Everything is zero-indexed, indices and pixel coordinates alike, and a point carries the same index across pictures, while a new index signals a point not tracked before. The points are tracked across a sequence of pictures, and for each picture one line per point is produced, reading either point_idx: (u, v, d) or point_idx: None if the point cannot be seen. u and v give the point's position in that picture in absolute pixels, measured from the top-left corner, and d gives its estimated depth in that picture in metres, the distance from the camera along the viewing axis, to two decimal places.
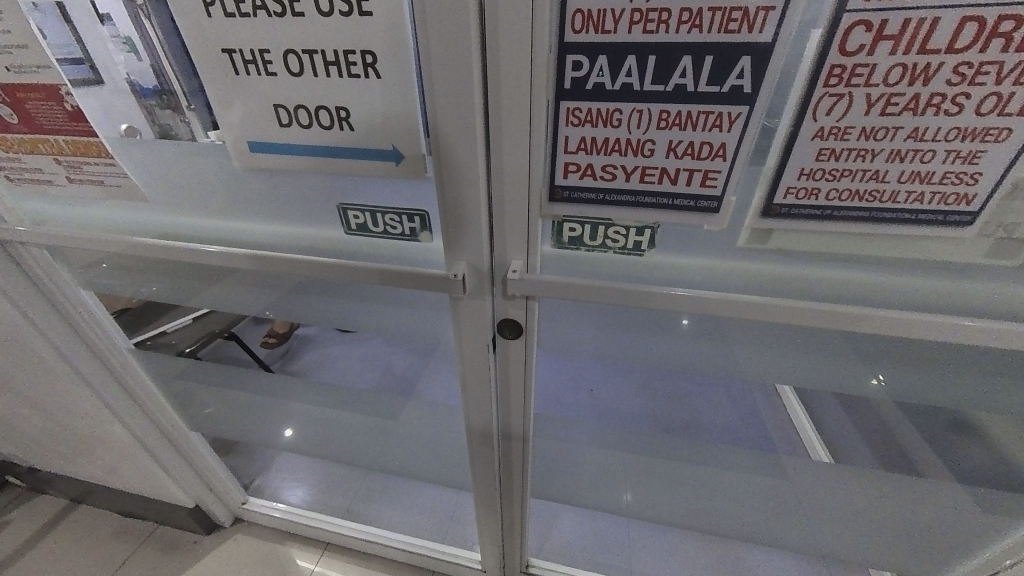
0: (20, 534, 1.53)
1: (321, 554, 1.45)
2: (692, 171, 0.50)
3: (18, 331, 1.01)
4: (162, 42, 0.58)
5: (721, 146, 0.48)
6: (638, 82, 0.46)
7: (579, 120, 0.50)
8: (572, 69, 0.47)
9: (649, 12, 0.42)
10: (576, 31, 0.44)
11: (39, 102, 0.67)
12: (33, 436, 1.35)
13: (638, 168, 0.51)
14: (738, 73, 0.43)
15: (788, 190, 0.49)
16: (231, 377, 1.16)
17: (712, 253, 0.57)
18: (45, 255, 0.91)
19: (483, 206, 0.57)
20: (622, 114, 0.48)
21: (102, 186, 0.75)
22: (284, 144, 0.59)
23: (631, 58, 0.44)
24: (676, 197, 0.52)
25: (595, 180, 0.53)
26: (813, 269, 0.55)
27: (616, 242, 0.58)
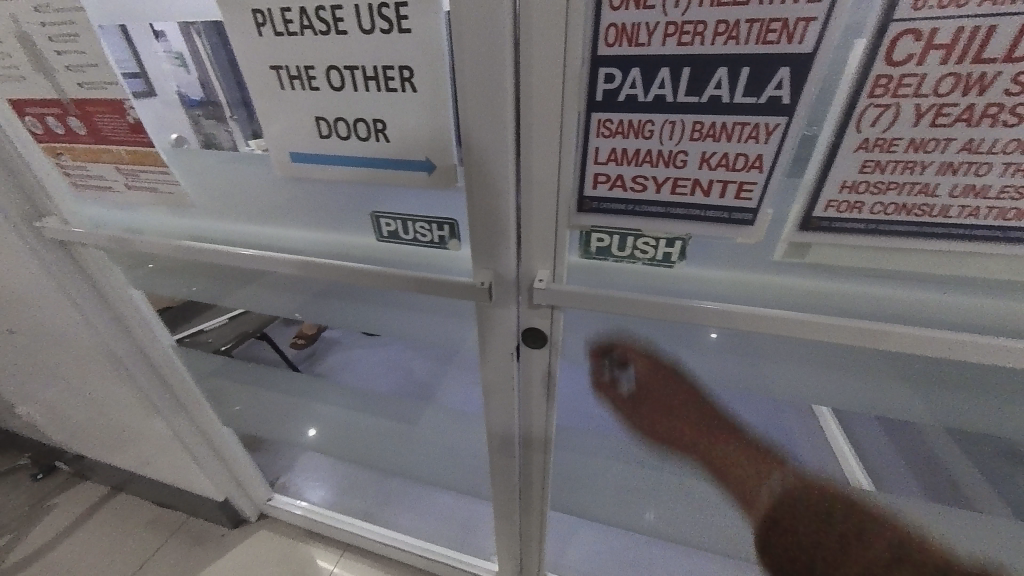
0: (64, 517, 1.63)
1: (338, 556, 1.48)
2: (726, 183, 0.49)
3: (74, 326, 1.08)
4: (210, 56, 0.62)
5: (757, 157, 0.47)
6: (671, 93, 0.46)
7: (610, 131, 0.50)
8: (605, 81, 0.47)
9: (684, 25, 0.42)
10: (609, 44, 0.45)
11: (105, 115, 0.72)
12: (80, 425, 1.44)
13: (670, 179, 0.51)
14: (776, 84, 0.42)
15: (828, 204, 0.47)
16: (263, 376, 1.21)
17: (743, 266, 0.55)
18: (100, 255, 0.97)
19: (511, 215, 0.58)
20: (654, 125, 0.48)
21: (156, 192, 0.80)
22: (322, 154, 0.62)
23: (665, 70, 0.44)
24: (708, 209, 0.51)
25: (625, 191, 0.53)
26: (854, 285, 0.52)
27: (644, 253, 0.58)
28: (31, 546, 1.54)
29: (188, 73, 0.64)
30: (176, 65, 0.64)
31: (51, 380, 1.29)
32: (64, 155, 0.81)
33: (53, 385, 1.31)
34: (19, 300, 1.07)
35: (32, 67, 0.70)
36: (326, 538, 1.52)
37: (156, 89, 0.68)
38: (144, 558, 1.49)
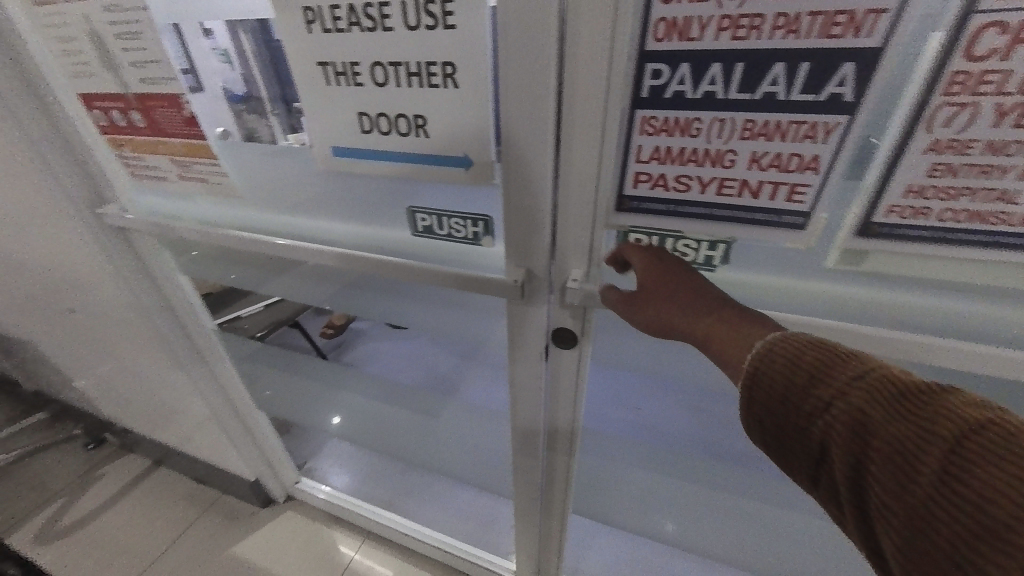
0: (111, 486, 1.74)
1: (361, 542, 1.52)
2: (777, 185, 0.47)
3: (126, 307, 1.15)
4: (254, 53, 0.65)
5: (813, 158, 0.44)
6: (722, 90, 0.44)
7: (655, 128, 0.48)
8: (652, 77, 0.46)
9: (740, 18, 0.40)
10: (658, 39, 0.43)
11: (163, 109, 0.76)
12: (128, 401, 1.53)
13: (716, 180, 0.49)
14: (838, 81, 0.40)
15: (891, 209, 0.44)
16: (296, 363, 1.25)
17: (789, 272, 0.54)
18: (153, 241, 1.03)
19: (547, 212, 0.58)
20: (702, 123, 0.46)
21: (205, 183, 0.83)
22: (364, 149, 0.63)
23: (717, 66, 0.43)
24: (756, 211, 0.49)
25: (667, 191, 0.52)
26: (911, 296, 0.50)
27: (684, 255, 0.57)
28: (82, 511, 1.65)
29: (232, 69, 0.67)
30: (222, 61, 0.68)
31: (104, 358, 1.38)
32: (126, 146, 0.86)
33: (106, 362, 1.40)
34: (79, 281, 1.14)
35: (101, 64, 0.74)
36: (350, 523, 1.57)
37: (204, 84, 0.71)
38: (180, 530, 1.57)
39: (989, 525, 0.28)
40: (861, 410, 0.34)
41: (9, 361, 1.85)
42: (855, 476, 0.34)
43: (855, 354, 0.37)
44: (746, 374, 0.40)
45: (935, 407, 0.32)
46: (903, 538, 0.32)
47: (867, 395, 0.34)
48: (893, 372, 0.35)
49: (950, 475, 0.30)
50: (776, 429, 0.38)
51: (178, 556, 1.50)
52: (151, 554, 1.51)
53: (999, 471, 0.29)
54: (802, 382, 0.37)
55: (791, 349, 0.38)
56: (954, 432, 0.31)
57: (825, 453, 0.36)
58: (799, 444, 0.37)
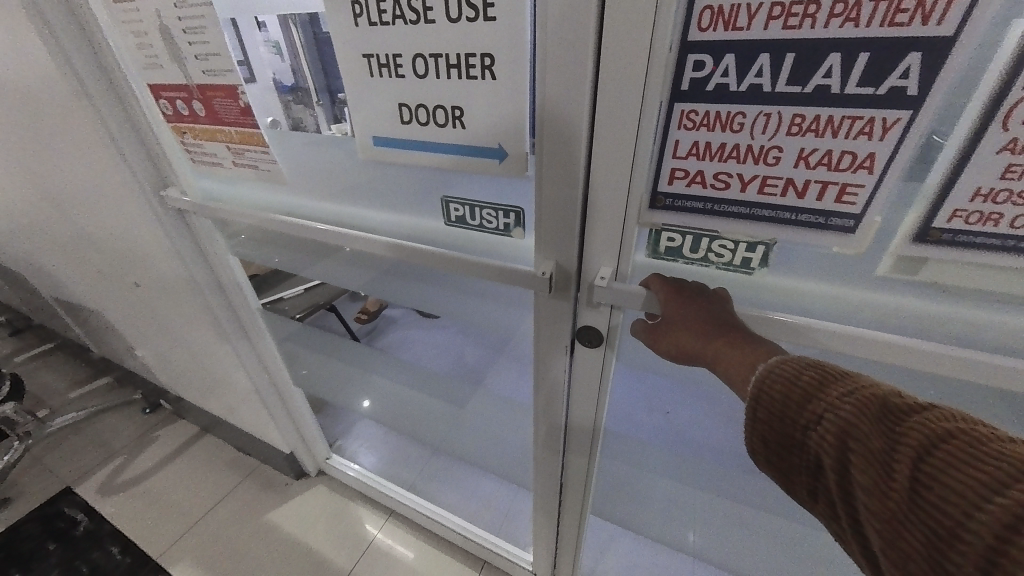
0: (163, 448, 1.89)
1: (384, 520, 1.59)
2: (826, 184, 0.45)
3: (182, 284, 1.24)
4: (304, 47, 0.69)
5: (868, 157, 0.42)
6: (769, 83, 0.42)
7: (694, 123, 0.47)
8: (693, 69, 0.45)
9: (792, 6, 0.38)
10: (702, 28, 0.42)
11: (222, 99, 0.81)
12: (181, 371, 1.66)
13: (758, 178, 0.47)
14: (902, 72, 0.38)
15: (955, 214, 0.42)
16: (332, 345, 1.31)
17: (834, 279, 0.51)
18: (208, 224, 1.11)
19: (579, 206, 0.58)
20: (746, 118, 0.45)
21: (256, 170, 0.88)
22: (403, 140, 0.65)
23: (764, 57, 0.41)
24: (800, 212, 0.47)
25: (704, 188, 0.50)
26: (969, 309, 0.47)
27: (719, 257, 0.55)
28: (139, 468, 1.81)
29: (282, 60, 0.72)
30: (272, 52, 0.72)
31: (162, 330, 1.49)
32: (188, 134, 0.92)
33: (162, 333, 1.52)
34: (142, 258, 1.24)
35: (169, 56, 0.79)
36: (375, 501, 1.64)
37: (255, 75, 0.76)
38: (222, 494, 1.70)
39: (946, 523, 0.33)
40: (848, 424, 0.39)
41: (81, 329, 2.04)
42: (845, 484, 0.39)
43: (851, 377, 0.43)
44: (749, 395, 0.46)
45: (911, 422, 0.37)
46: (886, 541, 0.36)
47: (853, 408, 0.40)
48: (882, 393, 0.40)
49: (918, 479, 0.35)
50: (776, 442, 0.44)
51: (219, 517, 1.62)
52: (196, 513, 1.63)
53: (961, 478, 0.33)
54: (799, 399, 0.43)
55: (792, 372, 0.44)
56: (926, 443, 0.36)
57: (820, 464, 0.41)
58: (798, 457, 0.43)
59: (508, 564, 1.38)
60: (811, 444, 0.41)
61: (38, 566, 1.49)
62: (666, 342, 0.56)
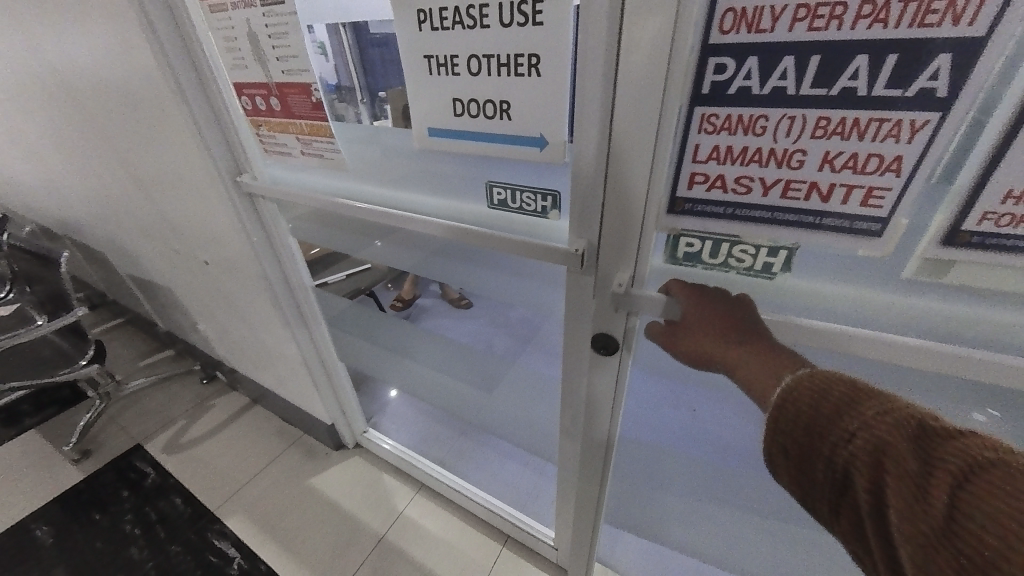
0: (219, 415, 2.08)
1: (415, 493, 1.70)
2: (850, 188, 0.49)
3: (245, 262, 1.38)
4: (350, 47, 0.84)
5: (895, 159, 0.46)
6: (793, 84, 0.47)
7: (716, 125, 0.53)
8: (716, 70, 0.50)
9: (817, 8, 0.43)
10: (725, 29, 0.48)
11: (297, 96, 0.91)
12: (238, 344, 1.83)
13: (782, 180, 0.52)
14: (931, 74, 0.41)
15: (985, 216, 0.44)
16: (375, 323, 1.42)
17: (860, 282, 0.55)
18: (273, 208, 1.24)
19: (610, 198, 0.66)
20: (769, 121, 0.50)
21: (322, 158, 0.99)
22: (455, 130, 0.73)
23: (789, 58, 0.46)
24: (825, 215, 0.52)
25: (726, 190, 0.56)
26: (992, 310, 0.49)
27: (740, 262, 0.61)
28: (198, 431, 2.00)
29: (327, 59, 0.86)
30: (317, 53, 0.85)
31: (224, 305, 1.66)
32: (263, 126, 1.04)
33: (225, 308, 1.68)
34: (213, 238, 1.40)
35: (253, 57, 0.91)
36: (406, 475, 1.75)
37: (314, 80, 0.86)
38: (269, 459, 1.85)
39: (983, 547, 0.34)
40: (884, 442, 0.41)
41: (150, 305, 2.27)
42: (878, 503, 0.41)
43: (884, 397, 0.44)
44: (773, 404, 0.49)
45: (947, 445, 0.39)
46: (918, 561, 0.37)
47: (890, 426, 0.41)
48: (917, 414, 0.41)
49: (955, 501, 0.36)
50: (802, 453, 0.46)
51: (266, 480, 1.77)
52: (246, 474, 1.79)
53: (1001, 502, 0.34)
54: (831, 414, 0.45)
55: (821, 387, 0.46)
56: (962, 468, 0.37)
57: (849, 481, 0.43)
58: (825, 472, 0.45)
59: (530, 539, 1.45)
60: (842, 460, 0.43)
61: (114, 509, 1.68)
62: (683, 347, 0.66)
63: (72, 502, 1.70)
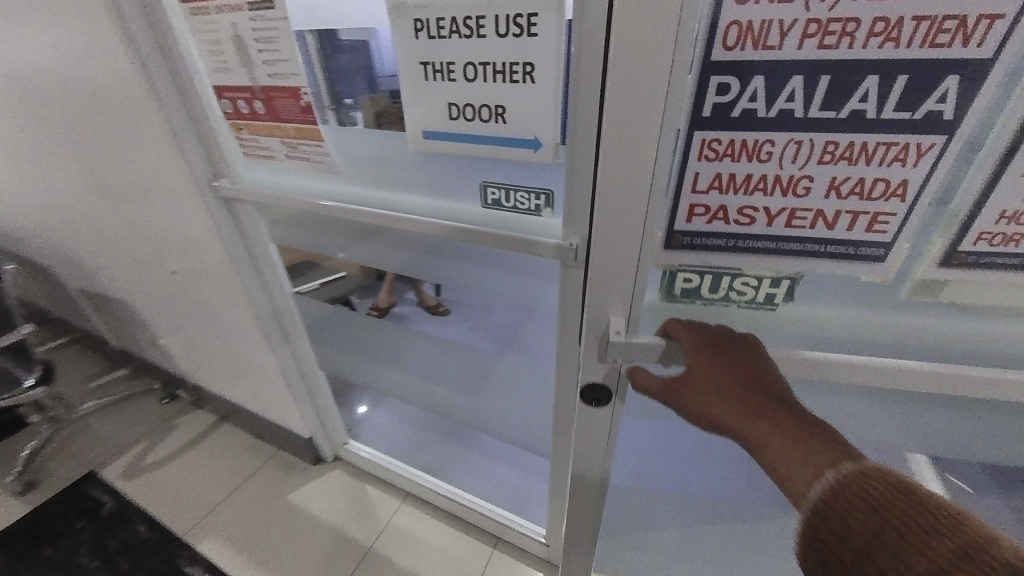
0: (183, 435, 1.96)
1: (401, 502, 1.67)
2: (857, 215, 0.54)
3: (220, 268, 1.34)
4: (317, 55, 0.84)
5: (901, 184, 0.51)
6: (800, 107, 0.50)
7: (717, 152, 0.56)
8: (718, 91, 0.52)
9: (829, 24, 0.45)
10: (729, 45, 0.49)
11: (284, 99, 0.92)
12: (208, 357, 1.74)
13: (790, 206, 0.56)
14: (939, 98, 0.45)
15: (981, 235, 0.50)
16: (362, 326, 1.42)
17: (865, 304, 0.61)
18: (252, 212, 1.22)
19: (613, 226, 0.65)
20: (774, 147, 0.53)
21: (310, 162, 0.99)
22: (450, 132, 0.77)
23: (796, 80, 0.49)
24: (833, 243, 0.57)
25: (730, 219, 0.60)
26: (974, 322, 0.57)
27: (743, 294, 0.65)
28: (161, 453, 1.88)
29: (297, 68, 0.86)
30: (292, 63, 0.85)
31: (194, 315, 1.59)
32: (245, 129, 1.03)
33: (194, 319, 1.61)
34: (184, 245, 1.34)
35: (238, 60, 0.91)
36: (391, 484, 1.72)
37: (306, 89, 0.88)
38: (242, 478, 1.77)
39: None
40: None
41: (102, 320, 2.12)
42: None
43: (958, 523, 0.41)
44: (815, 506, 0.48)
45: None
46: None
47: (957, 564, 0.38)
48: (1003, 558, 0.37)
49: None
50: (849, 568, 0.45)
51: (241, 499, 1.69)
52: (218, 495, 1.70)
53: None
54: (891, 540, 0.42)
55: (863, 493, 0.45)
56: None
57: None
58: None
59: (521, 537, 1.46)
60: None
61: (68, 542, 1.56)
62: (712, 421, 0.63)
63: (19, 539, 1.57)
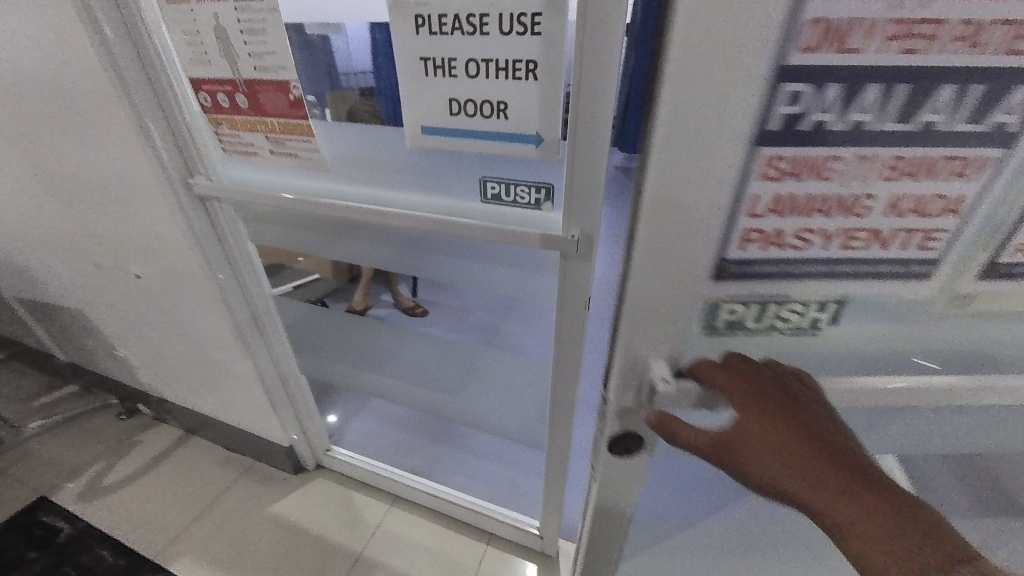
0: (147, 452, 1.83)
1: (389, 505, 1.64)
2: (912, 232, 0.50)
3: (193, 271, 1.27)
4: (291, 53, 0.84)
5: (957, 200, 0.48)
6: (872, 117, 0.45)
7: (780, 168, 0.49)
8: (788, 101, 0.45)
9: (915, 27, 0.40)
10: (806, 47, 0.42)
11: (270, 93, 0.89)
12: (175, 367, 1.64)
13: (848, 227, 0.51)
14: (1008, 108, 0.43)
15: (1019, 248, 0.50)
16: (349, 325, 1.39)
17: (900, 322, 0.58)
18: (229, 211, 1.17)
19: (658, 255, 0.55)
20: (840, 163, 0.48)
21: (297, 158, 0.97)
22: (450, 128, 0.78)
23: (873, 89, 0.43)
24: (884, 262, 0.53)
25: (784, 243, 0.53)
26: (996, 329, 0.57)
27: (788, 321, 0.59)
28: (122, 473, 1.75)
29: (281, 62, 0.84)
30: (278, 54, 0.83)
31: (160, 323, 1.49)
32: (224, 124, 0.99)
33: (160, 328, 1.51)
34: (151, 247, 1.27)
35: (220, 52, 0.88)
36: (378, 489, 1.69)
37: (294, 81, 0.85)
38: (216, 493, 1.67)
39: None
40: None
41: (47, 333, 1.95)
42: None
43: None
44: None
45: None
46: None
47: None
48: None
49: None
50: None
51: (218, 515, 1.60)
52: (191, 513, 1.61)
53: None
54: None
55: None
56: None
57: None
58: None
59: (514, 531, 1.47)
60: None
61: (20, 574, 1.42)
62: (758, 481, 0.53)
63: None
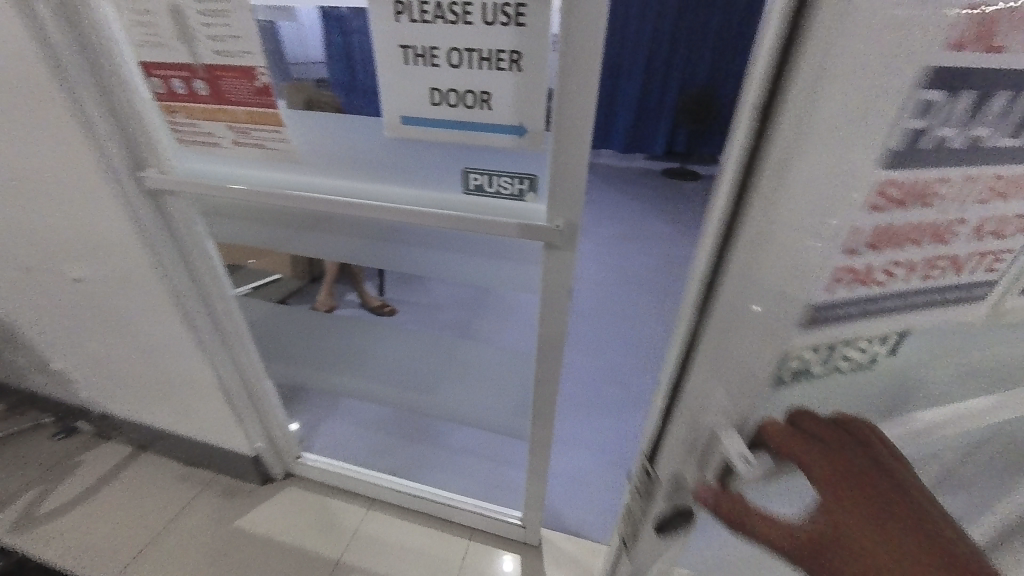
0: (90, 473, 1.67)
1: (366, 509, 1.59)
2: (992, 257, 0.43)
3: (144, 272, 1.17)
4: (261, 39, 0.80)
5: None
6: (996, 131, 0.36)
7: (888, 196, 0.39)
8: (919, 112, 0.35)
9: None
10: (956, 42, 0.32)
11: (233, 79, 0.84)
12: (122, 378, 1.51)
13: (934, 258, 0.42)
14: None
15: None
16: (320, 323, 1.34)
17: (975, 356, 0.50)
18: (185, 205, 1.09)
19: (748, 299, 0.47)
20: (948, 186, 0.38)
21: (264, 149, 0.92)
22: (430, 119, 0.77)
23: (1007, 95, 0.34)
24: (963, 291, 0.45)
25: (868, 282, 0.44)
26: None
27: (853, 362, 0.50)
28: (62, 498, 1.59)
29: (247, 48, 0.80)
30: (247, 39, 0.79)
31: (104, 329, 1.37)
32: (179, 112, 0.92)
33: (105, 335, 1.38)
34: (94, 246, 1.16)
35: (175, 35, 0.82)
36: (354, 493, 1.63)
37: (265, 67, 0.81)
38: (175, 512, 1.56)
39: None
40: None
41: None
42: None
43: None
44: None
45: None
46: None
47: None
48: None
49: None
50: None
51: (177, 534, 1.50)
52: (147, 535, 1.49)
53: None
54: None
55: None
56: None
57: None
58: None
59: (497, 524, 1.47)
60: None
61: None
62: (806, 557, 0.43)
63: None
